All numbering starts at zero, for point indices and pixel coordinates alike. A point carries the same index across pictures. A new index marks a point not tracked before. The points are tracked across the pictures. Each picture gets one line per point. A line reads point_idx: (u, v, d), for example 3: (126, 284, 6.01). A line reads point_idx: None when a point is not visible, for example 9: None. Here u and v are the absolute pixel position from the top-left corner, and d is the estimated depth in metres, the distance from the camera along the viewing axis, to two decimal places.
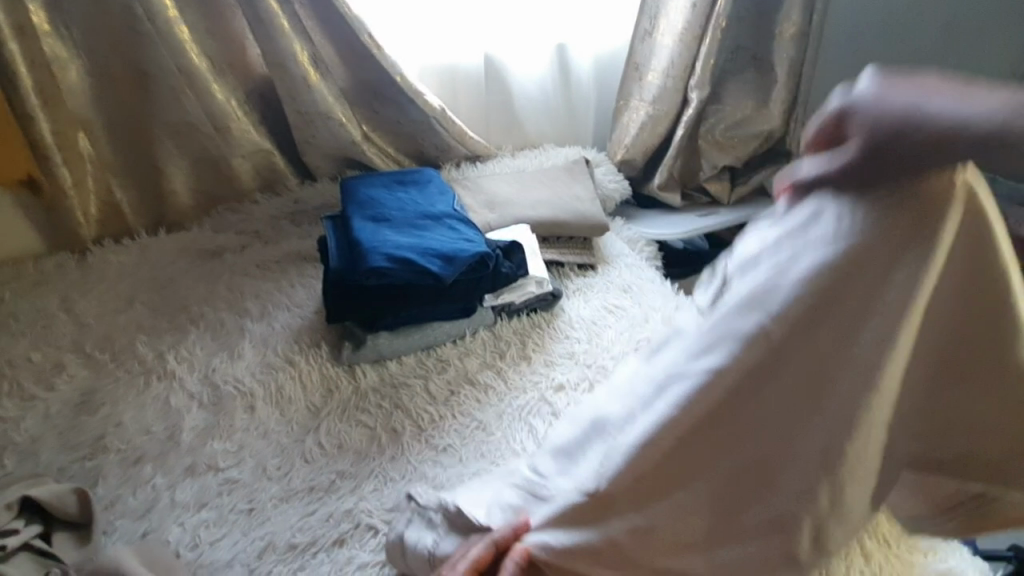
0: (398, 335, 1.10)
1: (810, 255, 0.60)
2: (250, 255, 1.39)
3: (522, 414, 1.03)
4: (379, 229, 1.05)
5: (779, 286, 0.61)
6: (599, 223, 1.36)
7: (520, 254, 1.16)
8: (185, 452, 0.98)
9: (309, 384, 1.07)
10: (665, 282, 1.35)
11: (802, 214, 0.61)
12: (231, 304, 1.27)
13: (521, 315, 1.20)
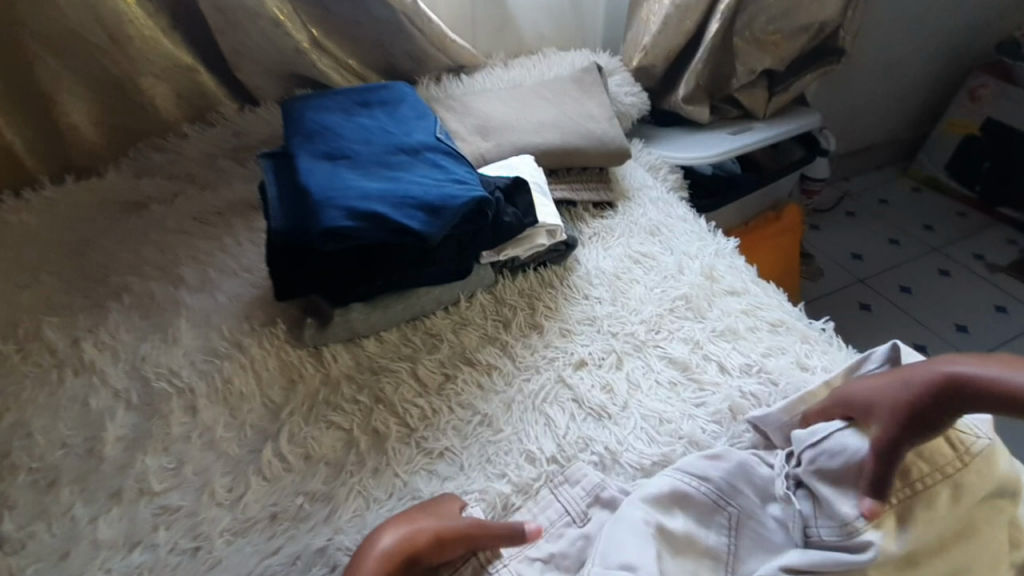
0: (374, 308, 0.86)
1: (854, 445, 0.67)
2: (184, 206, 1.11)
3: (537, 401, 0.82)
4: (337, 170, 0.77)
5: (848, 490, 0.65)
6: (619, 150, 1.08)
7: (526, 194, 0.89)
8: (112, 472, 0.77)
9: (264, 375, 0.84)
10: (700, 220, 1.10)
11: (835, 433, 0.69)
12: (163, 271, 1.00)
13: (528, 271, 0.97)
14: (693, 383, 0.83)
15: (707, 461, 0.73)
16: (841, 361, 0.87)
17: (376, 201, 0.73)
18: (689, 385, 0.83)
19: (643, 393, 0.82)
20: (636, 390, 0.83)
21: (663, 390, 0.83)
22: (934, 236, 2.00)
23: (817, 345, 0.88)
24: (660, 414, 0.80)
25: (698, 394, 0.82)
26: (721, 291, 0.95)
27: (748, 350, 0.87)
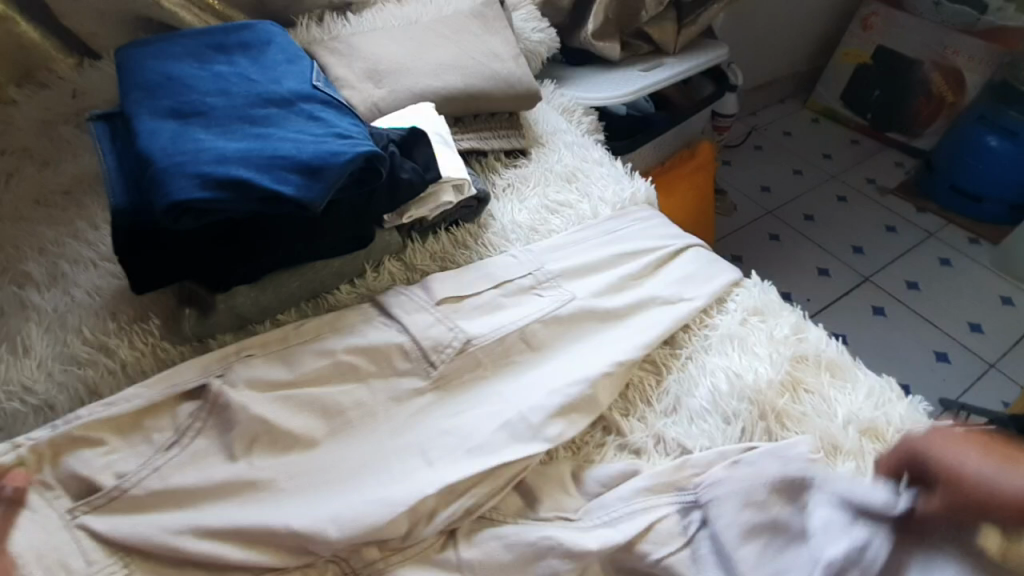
0: (264, 288, 0.76)
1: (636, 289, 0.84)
2: (21, 187, 0.93)
3: (453, 376, 0.72)
4: (188, 130, 0.64)
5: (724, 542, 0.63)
6: (527, 90, 1.00)
7: (427, 146, 0.79)
8: None
9: (141, 379, 0.73)
10: (616, 163, 1.04)
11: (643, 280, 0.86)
12: (2, 268, 0.84)
13: (438, 232, 0.89)
14: (517, 310, 0.79)
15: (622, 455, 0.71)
16: (705, 294, 0.84)
17: (238, 165, 0.61)
18: (509, 312, 0.79)
19: (460, 321, 0.76)
20: (454, 314, 0.77)
21: (484, 316, 0.78)
22: (832, 163, 2.10)
23: (682, 279, 0.86)
24: (472, 340, 0.74)
25: (511, 322, 0.77)
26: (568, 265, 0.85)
27: (582, 287, 0.83)
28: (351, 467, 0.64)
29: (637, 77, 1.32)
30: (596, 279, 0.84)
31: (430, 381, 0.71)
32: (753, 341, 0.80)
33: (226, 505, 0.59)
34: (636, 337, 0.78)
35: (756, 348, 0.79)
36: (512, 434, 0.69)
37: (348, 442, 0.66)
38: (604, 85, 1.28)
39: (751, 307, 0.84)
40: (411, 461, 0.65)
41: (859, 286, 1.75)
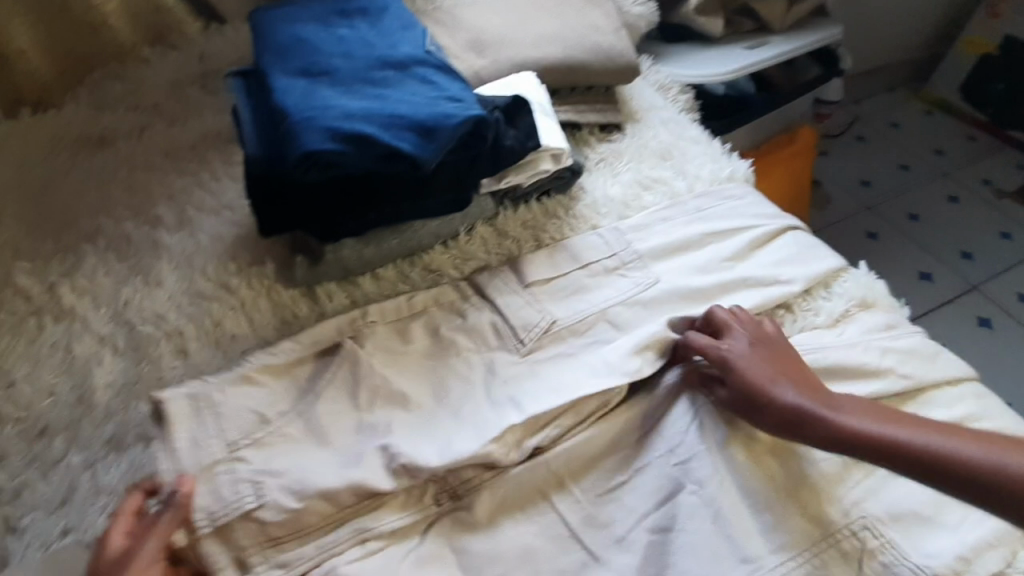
0: (368, 243, 0.81)
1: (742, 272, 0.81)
2: (152, 139, 1.02)
3: (545, 340, 0.75)
4: (315, 89, 0.68)
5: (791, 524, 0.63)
6: (627, 63, 0.98)
7: (529, 116, 0.79)
8: (104, 418, 0.73)
9: (256, 317, 0.80)
10: (715, 143, 1.01)
11: (750, 262, 0.83)
12: (138, 211, 0.93)
13: (531, 202, 0.90)
14: (600, 294, 0.79)
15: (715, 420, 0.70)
16: (802, 278, 0.81)
17: (362, 122, 0.65)
18: (593, 296, 0.79)
19: (547, 304, 0.78)
20: (541, 296, 0.79)
21: (569, 300, 0.79)
22: (943, 160, 1.92)
23: (778, 262, 0.83)
24: (557, 321, 0.76)
25: (592, 306, 0.78)
26: (659, 240, 0.85)
27: (668, 271, 0.82)
28: (439, 411, 0.69)
29: (740, 58, 1.26)
30: (693, 257, 0.83)
31: (518, 355, 0.74)
32: (855, 329, 0.78)
33: (332, 433, 0.65)
34: (726, 316, 0.77)
35: (857, 334, 0.78)
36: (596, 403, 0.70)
37: (440, 390, 0.71)
38: (705, 65, 1.23)
39: (857, 298, 0.81)
40: (500, 419, 0.67)
41: (964, 294, 1.61)
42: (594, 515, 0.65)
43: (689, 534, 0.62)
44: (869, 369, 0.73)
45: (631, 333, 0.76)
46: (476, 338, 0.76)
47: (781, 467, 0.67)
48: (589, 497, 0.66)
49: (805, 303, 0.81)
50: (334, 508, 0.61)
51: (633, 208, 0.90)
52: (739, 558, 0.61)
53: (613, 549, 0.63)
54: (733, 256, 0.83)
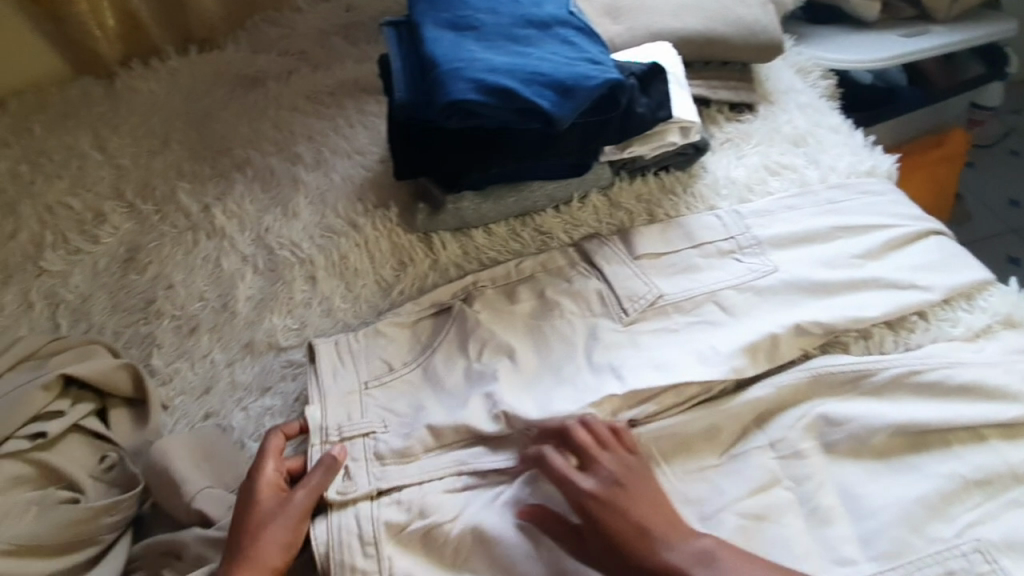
0: (486, 198, 0.84)
1: (876, 272, 0.77)
2: (297, 84, 1.11)
3: (649, 313, 0.75)
4: (462, 42, 0.71)
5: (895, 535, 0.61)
6: (769, 40, 0.93)
7: (663, 84, 0.78)
8: (243, 326, 0.82)
9: (377, 255, 0.86)
10: (856, 133, 0.94)
11: (886, 263, 0.78)
12: (281, 148, 1.02)
13: (647, 175, 0.89)
14: (712, 275, 0.78)
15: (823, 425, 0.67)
16: (943, 287, 0.76)
17: (505, 76, 0.67)
18: (703, 276, 0.78)
19: (655, 278, 0.78)
20: (651, 271, 0.78)
21: (678, 276, 0.78)
22: None
23: (918, 266, 0.78)
24: (663, 297, 0.75)
25: (702, 286, 0.76)
26: (784, 228, 0.81)
27: (790, 260, 0.78)
28: (542, 365, 0.72)
29: (893, 45, 1.15)
30: (822, 249, 0.79)
31: (621, 324, 0.74)
32: (996, 348, 0.73)
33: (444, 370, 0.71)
34: (855, 314, 0.73)
35: (1000, 353, 0.72)
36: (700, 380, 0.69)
37: (543, 346, 0.73)
38: (851, 51, 1.14)
39: (1003, 316, 0.76)
40: (601, 382, 0.69)
41: None
42: (681, 491, 0.64)
43: (784, 528, 0.62)
44: (1007, 389, 0.69)
45: (743, 319, 0.74)
46: (581, 303, 0.76)
47: (890, 479, 0.65)
48: (678, 474, 0.65)
49: (944, 313, 0.76)
50: (435, 443, 0.67)
51: (757, 192, 0.87)
52: (832, 560, 0.60)
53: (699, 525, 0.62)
54: (866, 254, 0.78)
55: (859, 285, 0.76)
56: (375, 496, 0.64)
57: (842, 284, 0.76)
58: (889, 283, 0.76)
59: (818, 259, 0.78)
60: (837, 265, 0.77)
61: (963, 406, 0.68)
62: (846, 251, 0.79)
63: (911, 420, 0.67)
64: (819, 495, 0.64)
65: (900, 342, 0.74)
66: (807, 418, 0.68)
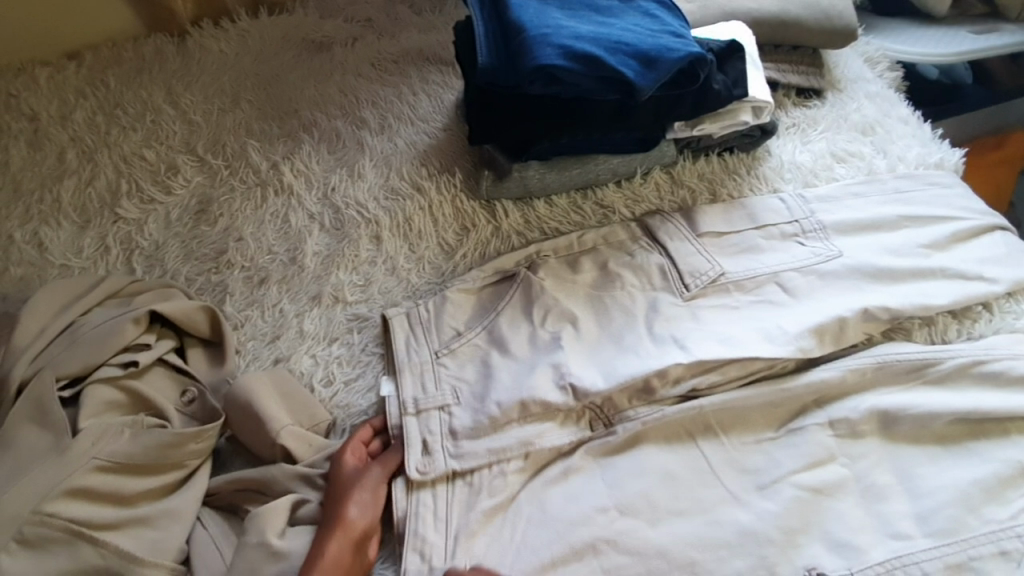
0: (551, 168, 0.85)
1: (944, 263, 0.77)
2: (363, 51, 1.14)
3: (710, 290, 0.76)
4: (547, 10, 0.72)
5: (953, 517, 0.62)
6: (843, 25, 0.92)
7: (741, 63, 0.78)
8: (311, 279, 0.84)
9: (441, 218, 0.88)
10: (925, 124, 0.93)
11: (952, 254, 0.78)
12: (347, 112, 1.05)
13: (711, 155, 0.89)
14: (774, 257, 0.78)
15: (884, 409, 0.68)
16: (1009, 279, 0.76)
17: (591, 44, 0.68)
18: (766, 257, 0.78)
19: (718, 257, 0.78)
20: (713, 249, 0.79)
21: (741, 257, 0.79)
22: None
23: (985, 258, 0.78)
24: (725, 275, 0.76)
25: (764, 267, 0.77)
26: (848, 215, 0.81)
27: (855, 246, 0.78)
28: (603, 333, 0.74)
29: (966, 39, 1.13)
30: (886, 238, 0.79)
31: (682, 298, 0.75)
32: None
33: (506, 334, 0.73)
34: (922, 303, 0.74)
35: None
36: (763, 354, 0.70)
37: (604, 316, 0.75)
38: (920, 43, 1.12)
39: None
40: (663, 353, 0.70)
41: None
42: (738, 460, 0.66)
43: (841, 502, 0.63)
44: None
45: (805, 300, 0.75)
46: (642, 277, 0.78)
47: (948, 462, 0.66)
48: (736, 444, 0.67)
49: (1009, 305, 0.77)
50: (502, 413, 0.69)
51: (821, 179, 0.87)
52: (887, 533, 0.62)
53: (755, 492, 0.64)
54: (932, 244, 0.78)
55: (925, 275, 0.76)
56: (450, 479, 0.66)
57: (907, 273, 0.76)
58: (955, 275, 0.76)
59: (884, 247, 0.78)
60: (902, 252, 0.78)
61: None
62: (913, 239, 0.79)
63: (975, 408, 0.67)
64: (875, 476, 0.65)
65: (963, 331, 0.75)
66: (870, 404, 0.68)
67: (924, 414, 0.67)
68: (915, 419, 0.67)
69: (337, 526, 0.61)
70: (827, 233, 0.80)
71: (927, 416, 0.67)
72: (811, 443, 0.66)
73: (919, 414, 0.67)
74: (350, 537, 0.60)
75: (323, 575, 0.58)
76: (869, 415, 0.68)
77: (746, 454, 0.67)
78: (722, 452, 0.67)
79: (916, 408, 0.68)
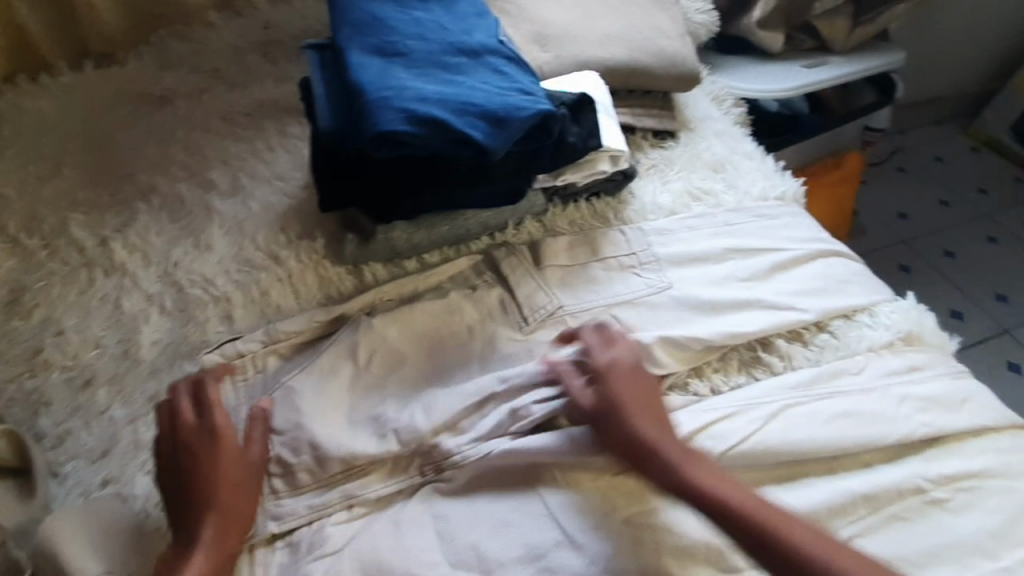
0: (417, 227, 0.81)
1: (770, 286, 0.81)
2: (210, 103, 1.04)
3: (549, 322, 0.76)
4: (390, 69, 0.68)
5: None
6: (688, 72, 0.97)
7: (593, 113, 0.79)
8: (150, 376, 0.75)
9: (300, 289, 0.81)
10: (767, 158, 1.00)
11: (783, 279, 0.83)
12: (193, 173, 0.95)
13: (579, 201, 0.90)
14: (614, 289, 0.80)
15: (729, 427, 0.66)
16: (818, 309, 0.79)
17: (434, 106, 0.65)
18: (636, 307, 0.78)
19: (557, 289, 0.79)
20: (555, 284, 0.80)
21: (581, 290, 0.80)
22: (986, 201, 1.84)
23: (829, 282, 0.83)
24: (563, 308, 0.77)
25: (599, 300, 0.79)
26: (683, 246, 0.85)
27: (686, 278, 0.82)
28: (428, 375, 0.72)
29: (799, 75, 1.24)
30: (720, 265, 0.84)
31: (519, 333, 0.75)
32: (871, 369, 0.74)
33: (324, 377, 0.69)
34: (757, 322, 0.77)
35: (871, 374, 0.73)
36: None
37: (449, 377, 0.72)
38: (761, 80, 1.22)
39: (903, 331, 0.78)
40: (481, 385, 0.68)
41: (993, 337, 1.58)
42: (575, 499, 0.62)
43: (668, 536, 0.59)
44: (884, 415, 0.69)
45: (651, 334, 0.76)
46: (481, 309, 0.77)
47: (785, 487, 0.64)
48: (573, 489, 0.62)
49: (844, 329, 0.79)
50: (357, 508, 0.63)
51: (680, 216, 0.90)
52: (718, 567, 0.59)
53: (592, 534, 0.59)
54: (761, 270, 0.83)
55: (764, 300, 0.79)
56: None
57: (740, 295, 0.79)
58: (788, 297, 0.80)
59: (717, 274, 0.82)
60: (731, 277, 0.82)
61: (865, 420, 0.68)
62: (742, 268, 0.83)
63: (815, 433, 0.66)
64: None
65: (810, 356, 0.76)
66: (715, 433, 0.65)
67: (759, 437, 0.66)
68: (754, 440, 0.65)
69: (226, 480, 0.60)
70: (683, 270, 0.83)
71: (768, 432, 0.66)
72: (646, 481, 0.63)
73: (758, 434, 0.66)
74: (236, 493, 0.60)
75: (212, 521, 0.58)
76: (711, 435, 0.65)
77: (581, 504, 0.61)
78: (568, 501, 0.62)
79: (757, 433, 0.66)
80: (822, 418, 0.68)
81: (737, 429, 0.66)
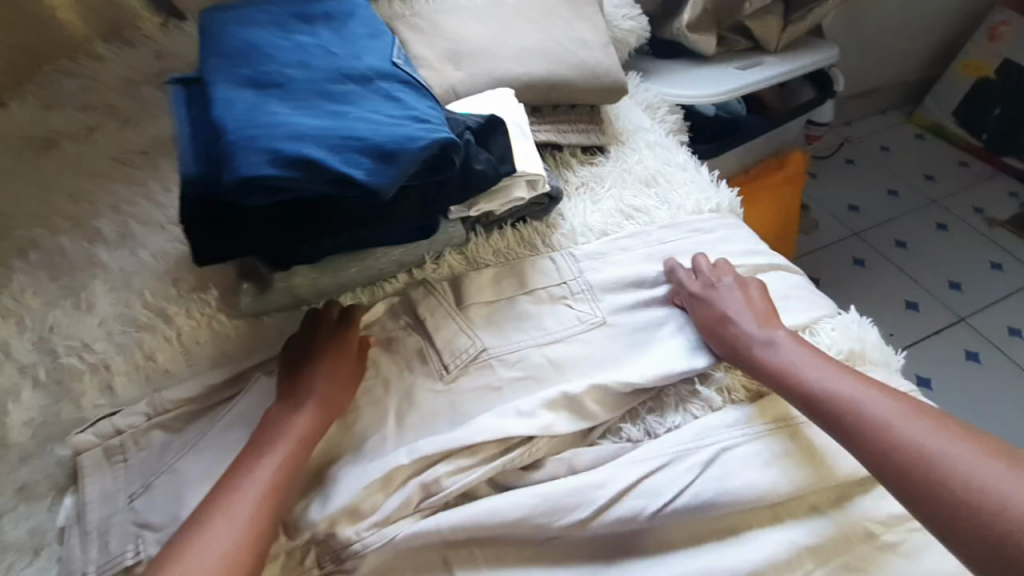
0: (321, 271, 0.73)
1: None
2: (99, 143, 0.94)
3: (472, 369, 0.69)
4: (264, 103, 0.61)
5: None
6: (612, 84, 0.92)
7: (504, 137, 0.74)
8: (17, 464, 0.65)
9: (195, 349, 0.73)
10: (702, 169, 0.95)
11: None
12: (77, 222, 0.85)
13: (504, 227, 0.84)
14: (545, 326, 0.74)
15: (660, 483, 0.60)
16: None
17: (312, 143, 0.58)
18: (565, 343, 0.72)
19: (480, 329, 0.73)
20: (478, 325, 0.73)
21: (509, 327, 0.73)
22: (935, 187, 1.85)
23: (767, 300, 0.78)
24: (487, 350, 0.70)
25: (529, 340, 0.72)
26: (617, 270, 0.79)
27: (620, 308, 0.76)
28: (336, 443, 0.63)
29: (734, 77, 1.20)
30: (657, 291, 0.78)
31: (440, 383, 0.68)
32: None
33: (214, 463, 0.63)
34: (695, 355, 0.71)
35: None
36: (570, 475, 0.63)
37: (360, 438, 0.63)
38: (695, 83, 1.18)
39: (845, 349, 0.74)
40: (388, 459, 0.60)
41: (951, 326, 1.57)
42: None
43: None
44: (827, 449, 0.64)
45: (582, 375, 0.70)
46: (397, 359, 0.70)
47: (723, 545, 0.59)
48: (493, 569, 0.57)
49: None
50: None
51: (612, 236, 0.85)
52: None
53: None
54: None
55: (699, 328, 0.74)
56: None
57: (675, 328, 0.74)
58: None
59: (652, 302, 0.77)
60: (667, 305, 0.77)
61: (808, 459, 0.63)
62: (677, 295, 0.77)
63: (753, 481, 0.61)
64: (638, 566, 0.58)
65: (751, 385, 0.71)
66: (642, 495, 0.60)
67: (691, 493, 0.60)
68: (686, 498, 0.60)
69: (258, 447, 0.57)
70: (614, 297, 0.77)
71: (701, 485, 0.60)
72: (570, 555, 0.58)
73: (690, 490, 0.60)
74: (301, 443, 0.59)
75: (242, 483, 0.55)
76: (639, 497, 0.59)
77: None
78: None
79: (689, 489, 0.60)
80: (761, 463, 0.63)
81: (667, 485, 0.60)
